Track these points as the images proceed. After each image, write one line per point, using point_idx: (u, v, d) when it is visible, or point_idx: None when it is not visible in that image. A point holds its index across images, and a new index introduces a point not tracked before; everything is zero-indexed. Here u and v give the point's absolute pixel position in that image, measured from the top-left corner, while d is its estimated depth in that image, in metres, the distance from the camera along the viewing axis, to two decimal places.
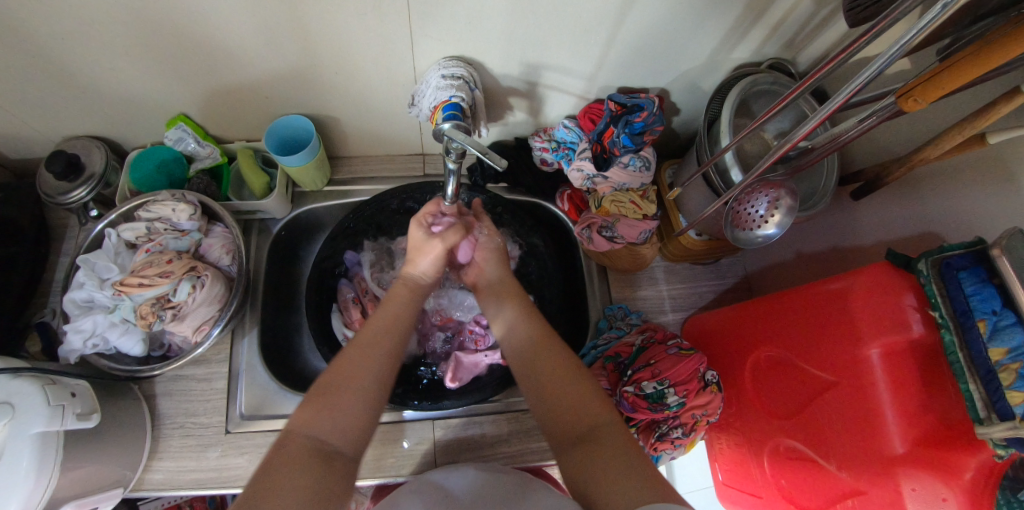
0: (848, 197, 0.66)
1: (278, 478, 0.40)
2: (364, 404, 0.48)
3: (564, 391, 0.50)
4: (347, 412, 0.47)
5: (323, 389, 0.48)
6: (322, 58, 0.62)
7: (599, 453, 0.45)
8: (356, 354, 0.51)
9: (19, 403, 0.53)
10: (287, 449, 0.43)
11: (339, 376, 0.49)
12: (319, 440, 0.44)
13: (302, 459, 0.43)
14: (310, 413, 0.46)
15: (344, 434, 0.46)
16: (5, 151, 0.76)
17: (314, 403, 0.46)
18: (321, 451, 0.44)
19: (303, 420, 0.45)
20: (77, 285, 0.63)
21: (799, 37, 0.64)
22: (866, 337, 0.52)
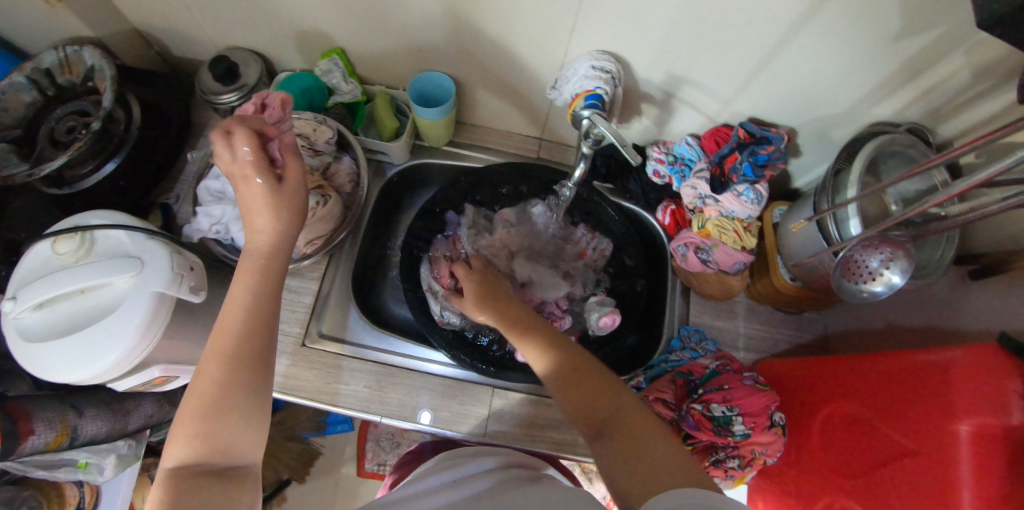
0: (963, 276, 0.65)
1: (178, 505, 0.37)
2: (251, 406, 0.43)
3: (583, 379, 0.48)
4: (238, 425, 0.42)
5: (192, 406, 0.41)
6: (484, 24, 0.66)
7: (626, 436, 0.43)
8: (223, 348, 0.43)
9: (147, 261, 0.60)
10: (178, 478, 0.39)
11: (205, 399, 0.41)
12: (211, 459, 0.40)
13: (192, 485, 0.38)
14: (191, 440, 0.40)
15: (244, 442, 0.42)
16: (173, 47, 0.84)
17: (193, 427, 0.40)
18: (215, 469, 0.40)
19: (179, 450, 0.40)
20: (215, 177, 0.69)
21: (945, 107, 0.62)
22: (959, 412, 0.51)
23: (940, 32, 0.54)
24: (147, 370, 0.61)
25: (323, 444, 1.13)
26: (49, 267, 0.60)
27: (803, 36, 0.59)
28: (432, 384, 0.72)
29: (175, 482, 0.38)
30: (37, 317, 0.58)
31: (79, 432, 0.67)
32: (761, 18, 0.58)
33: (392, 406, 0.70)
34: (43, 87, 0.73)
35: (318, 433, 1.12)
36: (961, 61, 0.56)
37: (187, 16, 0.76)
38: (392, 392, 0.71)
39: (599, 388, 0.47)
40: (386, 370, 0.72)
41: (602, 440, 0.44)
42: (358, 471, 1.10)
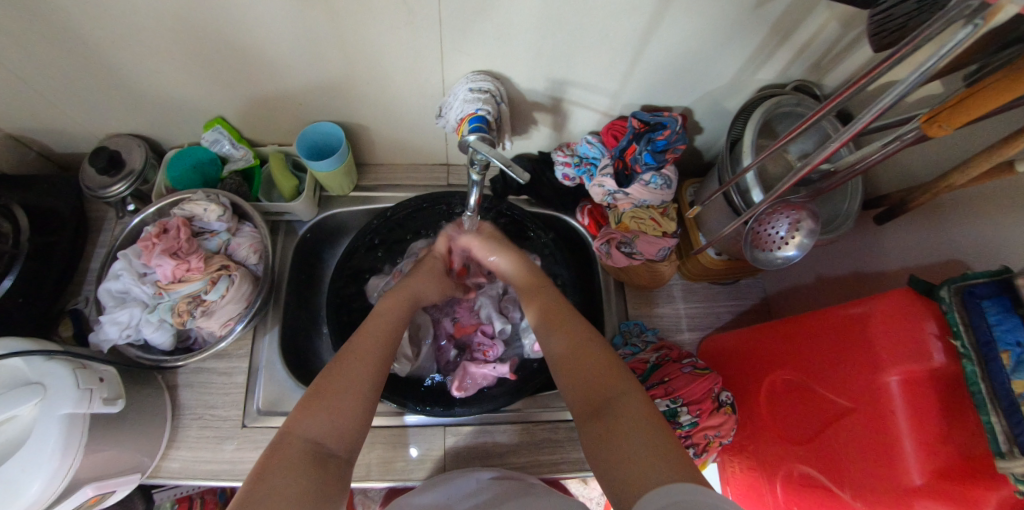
0: (871, 221, 0.65)
1: (275, 473, 0.42)
2: (359, 410, 0.49)
3: (591, 365, 0.51)
4: (340, 421, 0.47)
5: (315, 396, 0.48)
6: (355, 67, 0.65)
7: (622, 416, 0.45)
8: (356, 359, 0.52)
9: (50, 384, 0.57)
10: (285, 452, 0.43)
11: (337, 383, 0.49)
12: (315, 442, 0.45)
13: (299, 461, 0.43)
14: (306, 415, 0.46)
15: (342, 439, 0.47)
16: (52, 145, 0.80)
17: (310, 406, 0.47)
18: (316, 456, 0.44)
19: (293, 420, 0.46)
20: (113, 276, 0.66)
21: (824, 61, 0.64)
22: (885, 364, 0.51)
23: None
24: (77, 494, 0.58)
25: None
26: None
27: (667, 20, 0.59)
28: (383, 435, 0.71)
29: (280, 446, 0.44)
30: None
31: None
32: (621, 10, 0.57)
33: None
34: None
35: None
36: (828, 14, 0.57)
37: (53, 114, 0.73)
38: None
39: (607, 370, 0.51)
40: None
41: (598, 420, 0.47)
42: None
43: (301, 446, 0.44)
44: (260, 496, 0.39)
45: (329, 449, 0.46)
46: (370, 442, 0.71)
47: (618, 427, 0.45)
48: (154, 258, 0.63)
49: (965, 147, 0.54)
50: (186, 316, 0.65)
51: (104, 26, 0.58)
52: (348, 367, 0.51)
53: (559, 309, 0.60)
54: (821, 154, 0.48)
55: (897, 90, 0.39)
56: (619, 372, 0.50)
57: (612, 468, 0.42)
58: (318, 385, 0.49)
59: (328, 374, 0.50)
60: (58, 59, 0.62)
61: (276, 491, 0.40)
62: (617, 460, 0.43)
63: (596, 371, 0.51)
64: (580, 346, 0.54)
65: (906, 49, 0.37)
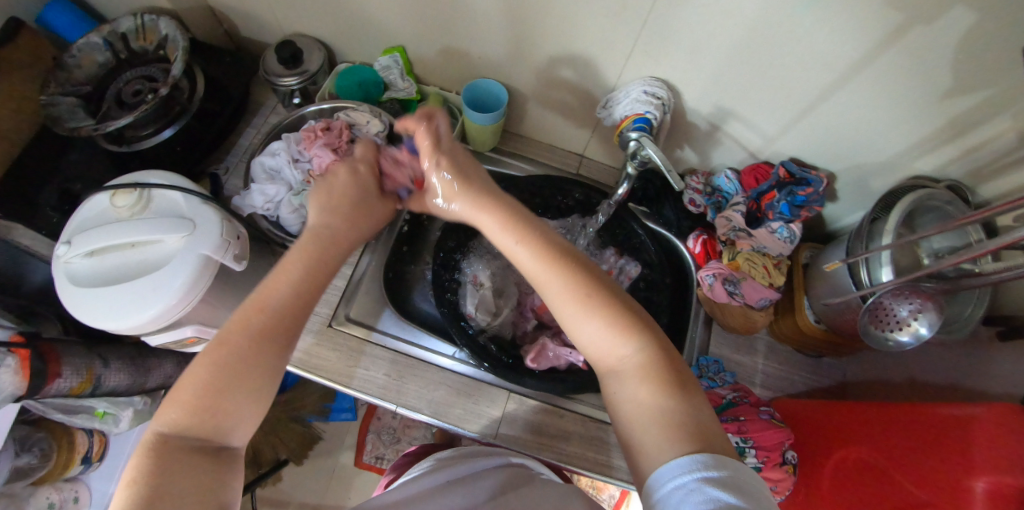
0: (990, 338, 0.64)
1: (163, 488, 0.36)
2: (257, 386, 0.43)
3: (597, 315, 0.46)
4: (238, 396, 0.42)
5: (201, 393, 0.41)
6: (545, 38, 0.69)
7: (641, 382, 0.44)
8: (250, 335, 0.43)
9: (198, 225, 0.61)
10: (168, 456, 0.38)
11: (217, 361, 0.42)
12: (202, 437, 0.40)
13: (172, 465, 0.38)
14: (189, 415, 0.40)
15: (235, 425, 0.42)
16: (242, 28, 0.88)
17: (192, 402, 0.40)
18: (206, 450, 0.40)
19: (175, 418, 0.40)
20: (270, 154, 0.72)
21: (985, 169, 0.61)
22: (976, 469, 0.50)
23: (989, 95, 0.55)
24: (180, 329, 0.62)
25: (324, 430, 1.17)
26: (105, 218, 0.62)
27: (852, 84, 0.61)
28: (449, 380, 0.74)
29: (158, 448, 0.38)
30: (87, 263, 0.60)
31: (102, 381, 0.68)
32: (816, 61, 0.60)
33: (409, 397, 0.71)
34: (117, 50, 0.79)
35: (321, 418, 1.16)
36: (1008, 123, 0.56)
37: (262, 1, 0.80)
38: (409, 383, 0.72)
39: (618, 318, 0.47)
40: (406, 360, 0.74)
41: (614, 383, 0.46)
42: (356, 461, 1.15)
43: (183, 445, 0.39)
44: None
45: (221, 440, 0.41)
46: (435, 381, 0.73)
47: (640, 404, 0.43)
48: (315, 148, 0.70)
49: None
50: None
51: None
52: (241, 336, 0.43)
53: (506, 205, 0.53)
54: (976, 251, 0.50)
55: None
56: (626, 325, 0.46)
57: (632, 440, 0.43)
58: (200, 368, 0.41)
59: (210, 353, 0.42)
60: None
61: (168, 501, 0.36)
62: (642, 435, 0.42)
63: (611, 330, 0.46)
64: (580, 295, 0.47)
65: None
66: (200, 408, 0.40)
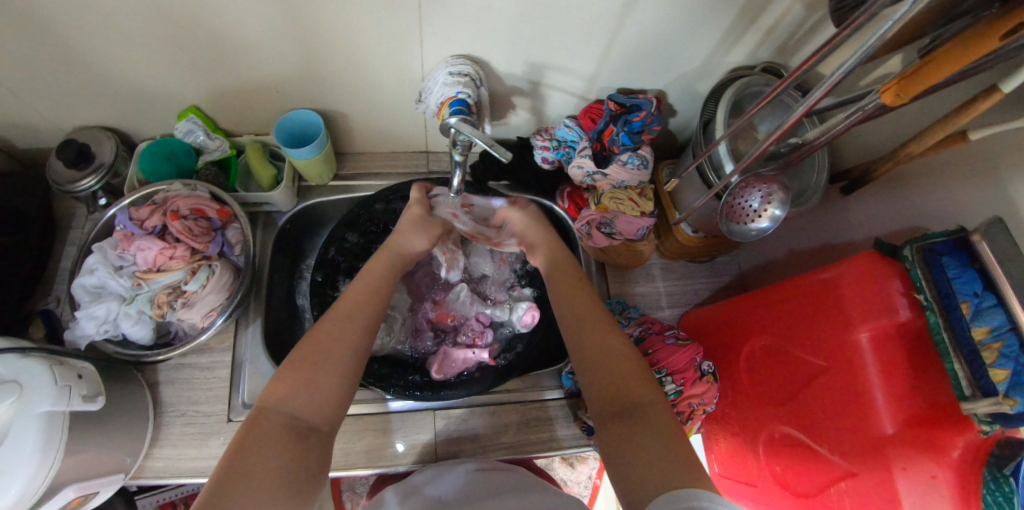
0: (838, 193, 0.68)
1: (256, 448, 0.42)
2: (338, 382, 0.48)
3: (619, 364, 0.51)
4: (327, 393, 0.47)
5: (300, 365, 0.48)
6: (335, 52, 0.64)
7: (641, 419, 0.47)
8: (335, 329, 0.51)
9: (25, 383, 0.54)
10: (270, 427, 0.44)
11: (316, 353, 0.49)
12: (295, 416, 0.45)
13: (274, 435, 0.44)
14: (287, 389, 0.46)
15: (322, 411, 0.47)
16: (15, 141, 0.77)
17: (293, 379, 0.47)
18: (296, 428, 0.45)
19: (274, 394, 0.46)
20: (87, 271, 0.64)
21: (791, 42, 0.66)
22: (855, 321, 0.54)
23: None
24: (59, 496, 0.55)
25: None
26: None
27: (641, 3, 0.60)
28: (374, 423, 0.71)
29: (255, 424, 0.44)
30: None
31: None
32: None
33: (337, 458, 0.68)
34: None
35: None
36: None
37: (16, 107, 0.70)
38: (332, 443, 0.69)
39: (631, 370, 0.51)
40: None
41: (616, 418, 0.48)
42: None
43: (279, 416, 0.45)
44: (239, 471, 0.40)
45: (309, 420, 0.46)
46: (360, 430, 0.70)
47: (641, 431, 0.46)
48: (134, 244, 0.63)
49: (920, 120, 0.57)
50: (168, 306, 0.64)
51: (70, 13, 0.56)
52: (336, 331, 0.51)
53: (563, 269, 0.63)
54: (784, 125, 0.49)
55: (847, 63, 0.42)
56: (646, 373, 0.50)
57: (624, 466, 0.45)
58: (299, 356, 0.48)
59: (316, 353, 0.49)
60: (23, 49, 0.60)
61: (257, 476, 0.40)
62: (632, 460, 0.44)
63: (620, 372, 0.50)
64: (607, 349, 0.52)
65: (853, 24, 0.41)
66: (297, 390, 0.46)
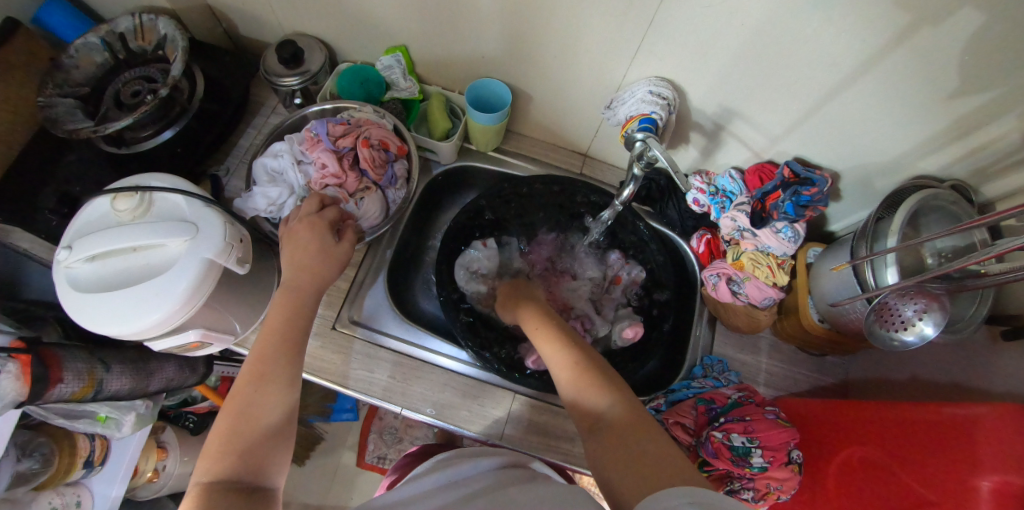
0: (995, 336, 0.65)
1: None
2: (268, 431, 0.48)
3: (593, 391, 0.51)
4: (264, 443, 0.47)
5: (225, 426, 0.47)
6: (551, 38, 0.68)
7: (618, 429, 0.47)
8: (252, 389, 0.49)
9: (201, 228, 0.61)
10: (208, 494, 0.42)
11: (235, 414, 0.47)
12: (235, 477, 0.44)
13: (212, 500, 0.41)
14: (214, 462, 0.44)
15: (251, 461, 0.45)
16: (243, 27, 0.87)
17: (216, 456, 0.45)
18: (240, 487, 0.43)
19: (203, 471, 0.44)
20: (273, 154, 0.71)
21: (992, 167, 0.62)
22: (982, 467, 0.51)
23: (1000, 93, 0.54)
24: (184, 333, 0.61)
25: (326, 431, 1.17)
26: (105, 222, 0.61)
27: (861, 84, 0.61)
28: (453, 381, 0.73)
29: (199, 498, 0.42)
30: (87, 268, 0.59)
31: (104, 385, 0.68)
32: (821, 61, 0.59)
33: (413, 399, 0.71)
34: (115, 50, 0.78)
35: (322, 419, 1.16)
36: (1015, 123, 0.56)
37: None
38: (414, 385, 0.72)
39: (594, 387, 0.51)
40: (410, 363, 0.73)
41: (599, 435, 0.48)
42: (358, 461, 1.14)
43: (215, 489, 0.42)
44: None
45: (254, 481, 0.45)
46: (440, 382, 0.73)
47: (622, 437, 0.46)
48: (318, 151, 0.69)
49: None
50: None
51: None
52: (261, 391, 0.49)
53: (542, 322, 0.63)
54: (986, 254, 0.52)
55: None
56: (608, 384, 0.51)
57: (615, 477, 0.44)
58: (224, 417, 0.47)
59: (252, 397, 0.49)
60: None
61: None
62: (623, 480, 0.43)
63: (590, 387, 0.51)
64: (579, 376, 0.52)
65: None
66: (228, 454, 0.45)
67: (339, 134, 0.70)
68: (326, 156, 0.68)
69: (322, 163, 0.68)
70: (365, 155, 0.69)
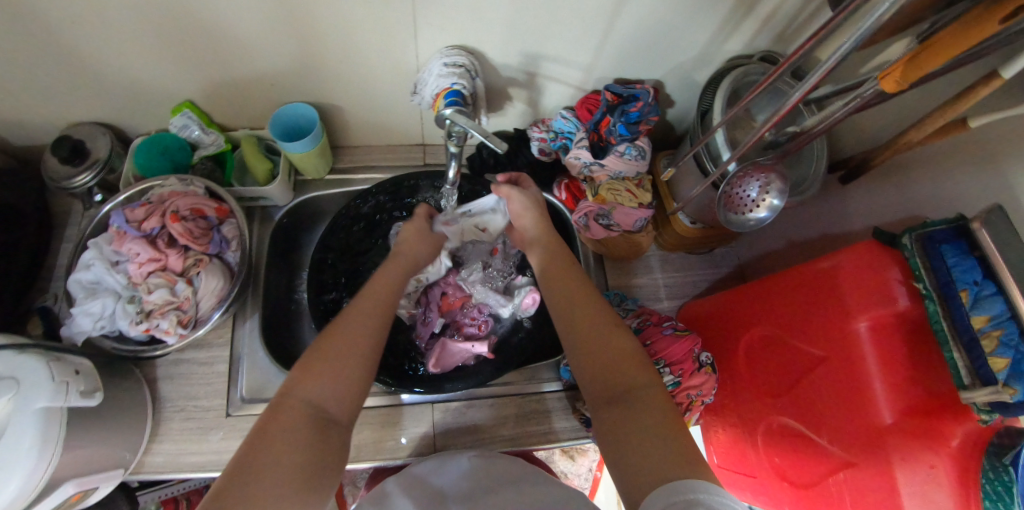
0: (837, 183, 0.68)
1: (276, 436, 0.40)
2: (337, 405, 0.44)
3: (615, 353, 0.51)
4: (301, 441, 0.41)
5: (277, 407, 0.42)
6: (331, 43, 0.63)
7: (641, 408, 0.46)
8: (314, 371, 0.45)
9: (23, 378, 0.54)
10: (253, 479, 0.37)
11: (290, 392, 0.44)
12: (300, 464, 0.40)
13: (261, 474, 0.38)
14: (269, 447, 0.39)
15: (343, 396, 0.45)
16: (10, 137, 0.77)
17: (313, 368, 0.45)
18: (311, 428, 0.42)
19: (254, 461, 0.38)
20: (84, 267, 0.64)
21: (790, 29, 0.65)
22: (854, 311, 0.53)
23: None
24: (59, 491, 0.55)
25: None
26: None
27: None
28: (373, 417, 0.71)
29: (226, 493, 0.36)
30: None
31: None
32: None
33: None
34: None
35: None
36: None
37: (9, 104, 0.69)
38: None
39: (615, 360, 0.50)
40: None
41: (611, 409, 0.48)
42: None
43: (293, 416, 0.42)
44: (262, 463, 0.38)
45: (329, 411, 0.44)
46: (360, 423, 0.71)
47: (636, 416, 0.45)
48: (127, 243, 0.62)
49: (919, 108, 0.56)
50: (185, 325, 0.63)
51: (61, 5, 0.55)
52: (317, 380, 0.44)
53: (552, 258, 0.62)
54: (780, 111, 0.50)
55: (842, 48, 0.41)
56: (637, 356, 0.50)
57: (621, 455, 0.44)
58: (289, 386, 0.44)
59: (300, 387, 0.44)
60: (11, 43, 0.59)
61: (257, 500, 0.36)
62: (621, 446, 0.45)
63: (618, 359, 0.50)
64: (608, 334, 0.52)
65: (847, 11, 0.40)
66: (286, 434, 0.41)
67: (143, 216, 0.64)
68: (136, 243, 0.62)
69: (137, 251, 0.62)
70: (182, 228, 0.63)
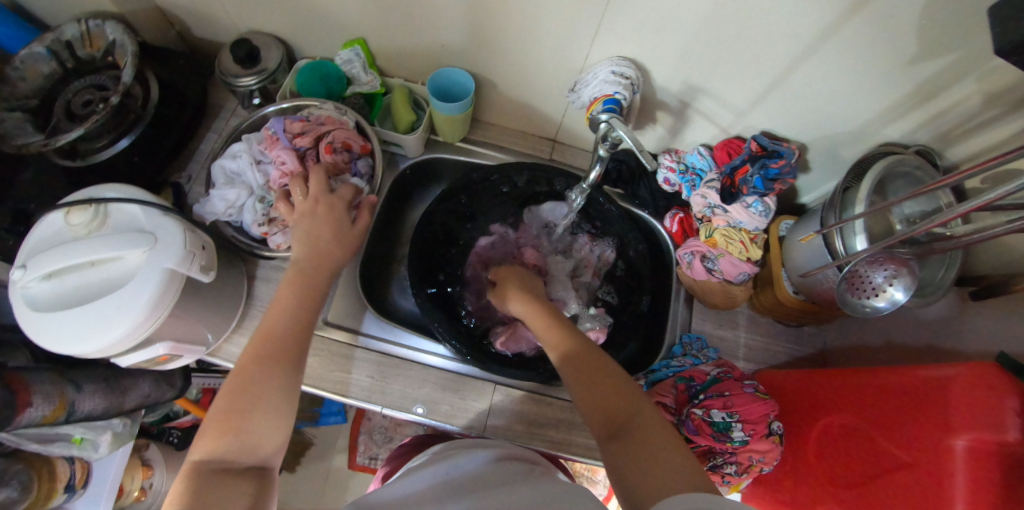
0: (964, 297, 0.65)
1: (195, 499, 0.40)
2: (272, 422, 0.47)
3: (605, 388, 0.50)
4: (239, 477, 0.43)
5: (205, 478, 0.42)
6: (508, 23, 0.67)
7: (646, 442, 0.45)
8: (237, 397, 0.46)
9: (160, 237, 0.59)
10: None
11: (216, 436, 0.44)
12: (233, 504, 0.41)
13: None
14: (201, 491, 0.41)
15: (265, 442, 0.46)
16: (195, 28, 0.85)
17: (220, 425, 0.45)
18: (237, 467, 0.44)
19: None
20: (231, 156, 0.70)
21: (954, 131, 0.61)
22: (955, 427, 0.50)
23: (958, 58, 0.54)
24: (151, 348, 0.60)
25: (315, 435, 1.17)
26: (60, 238, 0.59)
27: (820, 54, 0.60)
28: (435, 376, 0.73)
29: None
30: (45, 287, 0.57)
31: (76, 407, 0.66)
32: (782, 33, 0.59)
33: (393, 397, 0.71)
34: (62, 59, 0.75)
35: (311, 423, 1.16)
36: (974, 86, 0.56)
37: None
38: (393, 383, 0.71)
39: (615, 398, 0.50)
40: (390, 360, 0.73)
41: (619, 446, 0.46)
42: (349, 463, 1.14)
43: (212, 467, 0.43)
44: None
45: (254, 456, 0.45)
46: (420, 378, 0.72)
47: (643, 450, 0.45)
48: (276, 150, 0.68)
49: None
50: None
51: None
52: (242, 408, 0.46)
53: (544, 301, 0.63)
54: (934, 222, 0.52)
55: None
56: (635, 394, 0.50)
57: (635, 490, 0.43)
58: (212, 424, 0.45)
59: (222, 424, 0.45)
60: None
61: None
62: (635, 480, 0.43)
63: (610, 395, 0.50)
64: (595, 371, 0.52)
65: None
66: (210, 485, 0.41)
67: (293, 128, 0.69)
68: (287, 155, 0.67)
69: (280, 164, 0.67)
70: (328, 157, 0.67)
